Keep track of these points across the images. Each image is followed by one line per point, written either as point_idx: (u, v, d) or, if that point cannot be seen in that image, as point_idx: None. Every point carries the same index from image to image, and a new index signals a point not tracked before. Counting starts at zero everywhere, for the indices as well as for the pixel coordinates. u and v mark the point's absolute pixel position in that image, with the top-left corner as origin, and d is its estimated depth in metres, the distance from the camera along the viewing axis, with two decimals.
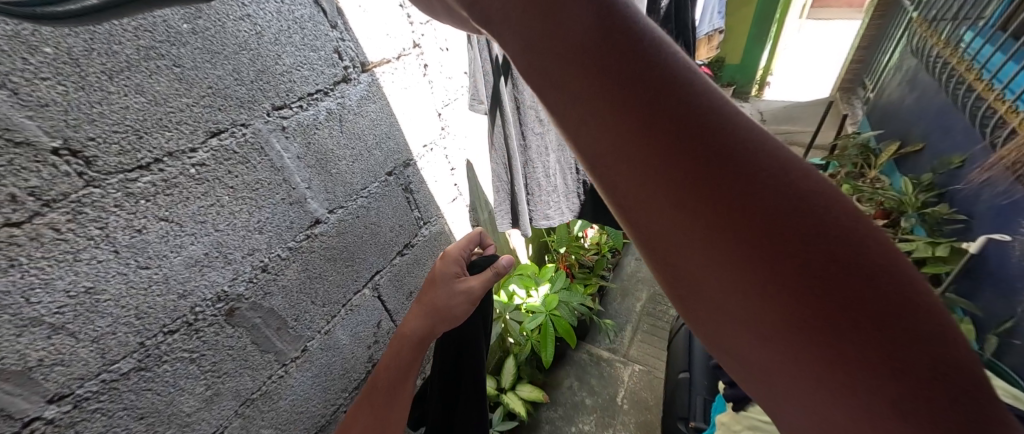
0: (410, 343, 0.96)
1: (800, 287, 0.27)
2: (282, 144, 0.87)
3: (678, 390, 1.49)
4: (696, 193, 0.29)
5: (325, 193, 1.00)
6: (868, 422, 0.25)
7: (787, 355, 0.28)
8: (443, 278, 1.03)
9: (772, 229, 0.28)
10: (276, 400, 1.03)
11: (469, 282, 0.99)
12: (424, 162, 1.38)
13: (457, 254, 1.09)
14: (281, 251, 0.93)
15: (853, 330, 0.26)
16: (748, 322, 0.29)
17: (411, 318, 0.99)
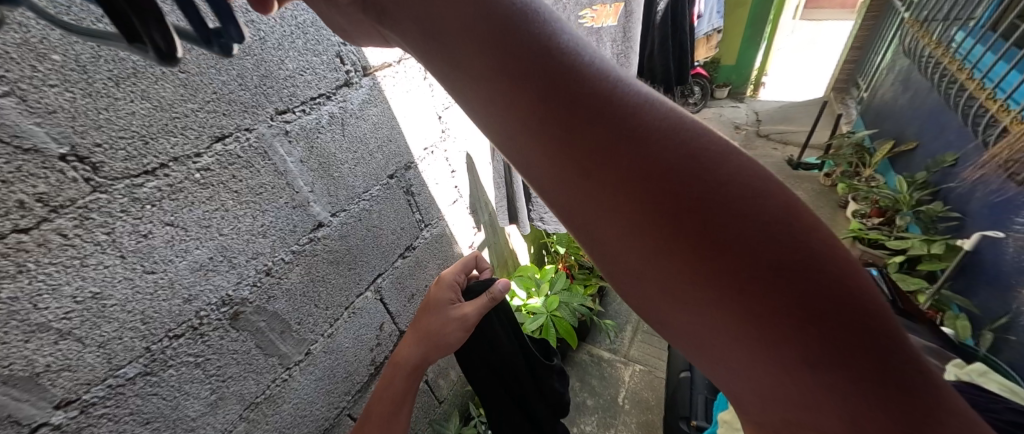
0: (406, 369, 0.99)
1: (701, 252, 0.28)
2: (285, 149, 0.87)
3: (679, 389, 1.50)
4: (604, 170, 0.31)
5: (327, 196, 1.01)
6: (779, 368, 0.28)
7: (702, 318, 0.30)
8: (437, 305, 1.04)
9: (672, 198, 0.29)
10: (280, 403, 1.03)
11: (462, 310, 1.00)
12: (425, 165, 1.39)
13: (451, 278, 1.09)
14: (285, 254, 0.93)
15: (755, 291, 0.27)
16: (666, 290, 0.31)
17: (405, 344, 1.02)
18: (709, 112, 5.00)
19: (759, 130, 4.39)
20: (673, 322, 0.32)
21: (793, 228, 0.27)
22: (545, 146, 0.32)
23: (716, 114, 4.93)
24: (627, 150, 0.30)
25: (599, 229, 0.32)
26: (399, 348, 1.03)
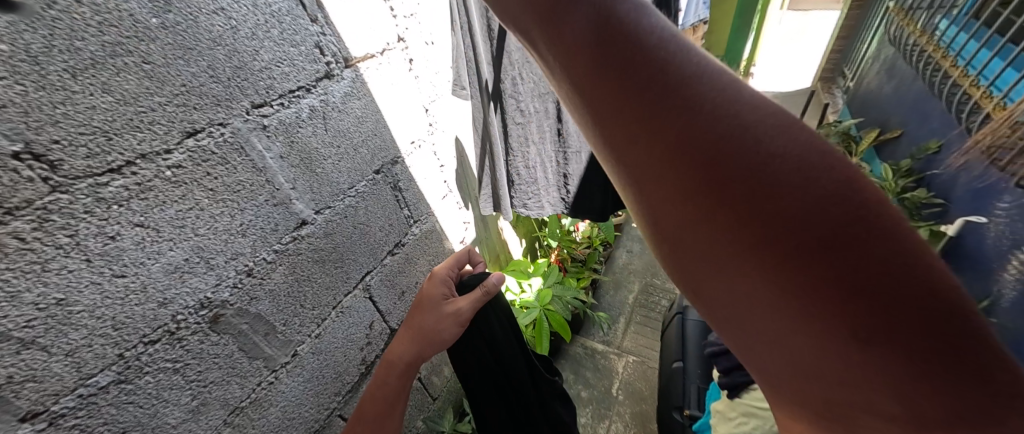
0: (401, 367, 0.97)
1: (721, 197, 0.24)
2: (264, 144, 0.83)
3: (672, 380, 1.50)
4: (624, 111, 0.28)
5: (311, 192, 0.97)
6: (806, 338, 0.23)
7: (718, 274, 0.26)
8: (430, 301, 1.01)
9: (690, 134, 0.25)
10: (266, 407, 1.00)
11: (457, 305, 0.98)
12: (412, 160, 1.35)
13: (444, 274, 1.07)
14: (267, 254, 0.90)
15: (778, 238, 0.23)
16: (683, 243, 0.27)
17: (400, 342, 1.00)
18: None
19: None
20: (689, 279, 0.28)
21: (840, 179, 0.22)
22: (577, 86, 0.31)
23: None
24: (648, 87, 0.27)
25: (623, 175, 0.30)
26: (393, 346, 1.00)
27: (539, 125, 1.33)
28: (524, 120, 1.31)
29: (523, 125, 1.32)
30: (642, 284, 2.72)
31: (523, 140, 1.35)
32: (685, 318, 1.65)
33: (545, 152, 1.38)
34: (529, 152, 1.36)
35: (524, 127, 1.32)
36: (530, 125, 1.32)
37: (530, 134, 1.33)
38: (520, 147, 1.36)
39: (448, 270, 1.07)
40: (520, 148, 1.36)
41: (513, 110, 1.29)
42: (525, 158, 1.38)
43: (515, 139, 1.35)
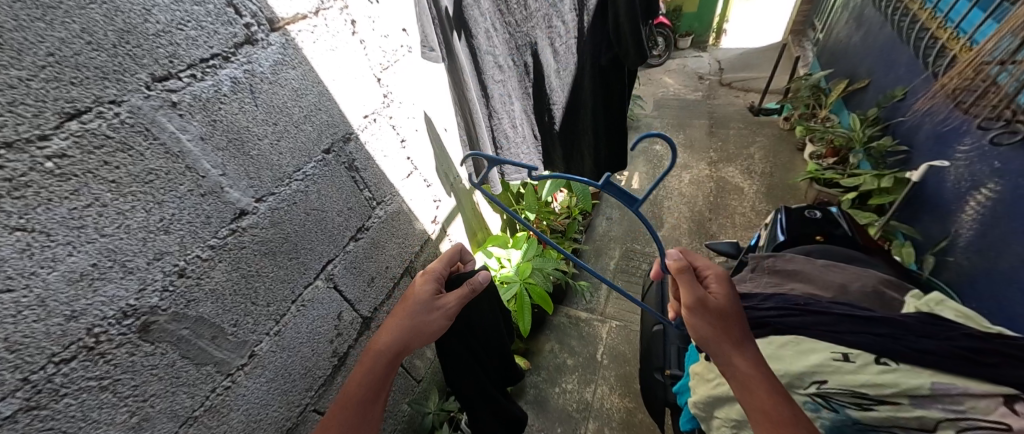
0: (384, 357, 0.88)
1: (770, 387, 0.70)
2: (176, 125, 0.71)
3: (654, 342, 1.50)
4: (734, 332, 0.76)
5: (247, 178, 0.86)
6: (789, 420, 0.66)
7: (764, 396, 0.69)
8: (421, 296, 0.95)
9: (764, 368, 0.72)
10: (226, 413, 0.93)
11: (448, 298, 0.95)
12: (367, 135, 1.23)
13: (437, 270, 1.02)
14: (201, 251, 0.80)
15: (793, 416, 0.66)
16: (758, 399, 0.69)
17: (383, 331, 0.91)
18: (673, 63, 4.90)
19: (722, 79, 4.36)
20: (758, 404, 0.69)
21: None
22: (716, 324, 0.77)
23: (680, 64, 4.83)
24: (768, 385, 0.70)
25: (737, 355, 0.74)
26: (375, 336, 0.90)
27: (520, 82, 1.34)
28: (503, 77, 1.28)
29: (504, 83, 1.29)
30: (623, 250, 2.73)
31: (506, 100, 1.33)
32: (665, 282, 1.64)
33: (530, 109, 1.43)
34: (515, 109, 1.37)
35: (504, 85, 1.29)
36: (509, 82, 1.30)
37: (511, 92, 1.33)
38: (505, 107, 1.34)
39: (440, 266, 1.03)
40: (505, 108, 1.33)
41: (492, 69, 1.24)
42: (510, 117, 1.37)
43: (498, 101, 1.31)
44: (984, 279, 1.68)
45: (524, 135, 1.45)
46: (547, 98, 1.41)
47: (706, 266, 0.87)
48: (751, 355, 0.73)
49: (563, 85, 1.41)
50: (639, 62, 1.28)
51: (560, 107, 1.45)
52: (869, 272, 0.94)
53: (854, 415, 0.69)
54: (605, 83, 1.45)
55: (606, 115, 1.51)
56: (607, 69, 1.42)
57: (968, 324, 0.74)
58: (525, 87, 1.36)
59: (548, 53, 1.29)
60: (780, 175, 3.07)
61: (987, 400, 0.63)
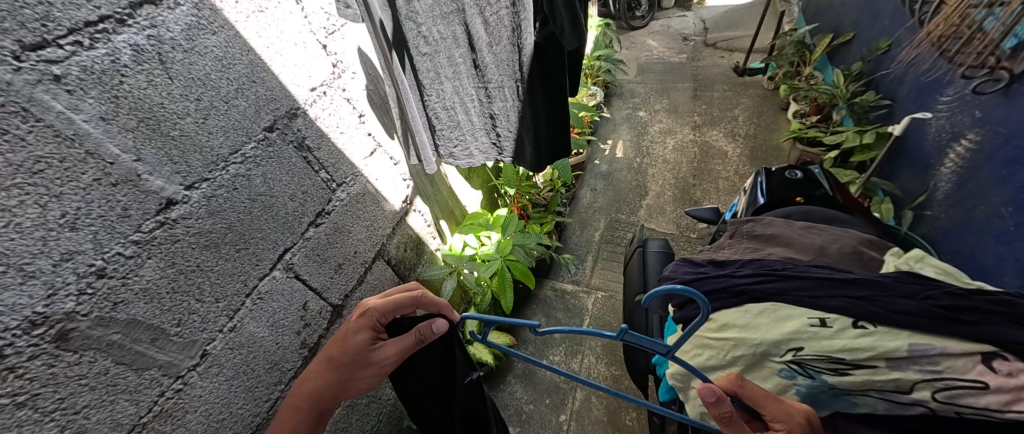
0: (309, 411, 0.84)
1: None
2: (65, 103, 0.64)
3: (636, 312, 1.47)
4: None
5: (170, 163, 0.79)
6: None
7: None
8: (349, 347, 0.84)
9: None
10: (180, 416, 0.86)
11: (379, 352, 0.83)
12: (317, 111, 1.12)
13: (378, 311, 0.85)
14: (123, 247, 0.73)
15: None
16: None
17: (313, 381, 0.85)
18: (657, 25, 4.72)
19: (706, 40, 4.22)
20: None
21: None
22: None
23: (664, 25, 4.65)
24: None
25: None
26: (302, 384, 0.86)
27: (449, 56, 1.19)
28: (431, 49, 1.17)
29: (431, 57, 1.18)
30: (608, 221, 2.69)
31: (434, 76, 1.23)
32: (646, 250, 1.61)
33: (462, 89, 1.27)
34: (444, 89, 1.26)
35: (432, 59, 1.19)
36: (439, 56, 1.18)
37: (441, 68, 1.21)
38: (432, 84, 1.25)
39: (385, 307, 0.85)
40: (432, 84, 1.25)
41: (415, 38, 1.14)
42: (440, 97, 1.29)
43: (426, 75, 1.23)
44: (959, 232, 1.68)
45: (456, 121, 1.35)
46: (480, 75, 1.24)
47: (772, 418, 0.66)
48: None
49: (498, 61, 1.22)
50: (576, 43, 1.09)
51: (498, 86, 1.28)
52: (849, 232, 0.90)
53: (830, 381, 0.66)
54: (542, 62, 1.24)
55: (545, 95, 1.29)
56: (546, 45, 1.22)
57: (947, 281, 0.70)
58: (456, 63, 1.21)
59: (478, 23, 1.13)
60: (763, 136, 3.02)
61: (965, 358, 0.60)
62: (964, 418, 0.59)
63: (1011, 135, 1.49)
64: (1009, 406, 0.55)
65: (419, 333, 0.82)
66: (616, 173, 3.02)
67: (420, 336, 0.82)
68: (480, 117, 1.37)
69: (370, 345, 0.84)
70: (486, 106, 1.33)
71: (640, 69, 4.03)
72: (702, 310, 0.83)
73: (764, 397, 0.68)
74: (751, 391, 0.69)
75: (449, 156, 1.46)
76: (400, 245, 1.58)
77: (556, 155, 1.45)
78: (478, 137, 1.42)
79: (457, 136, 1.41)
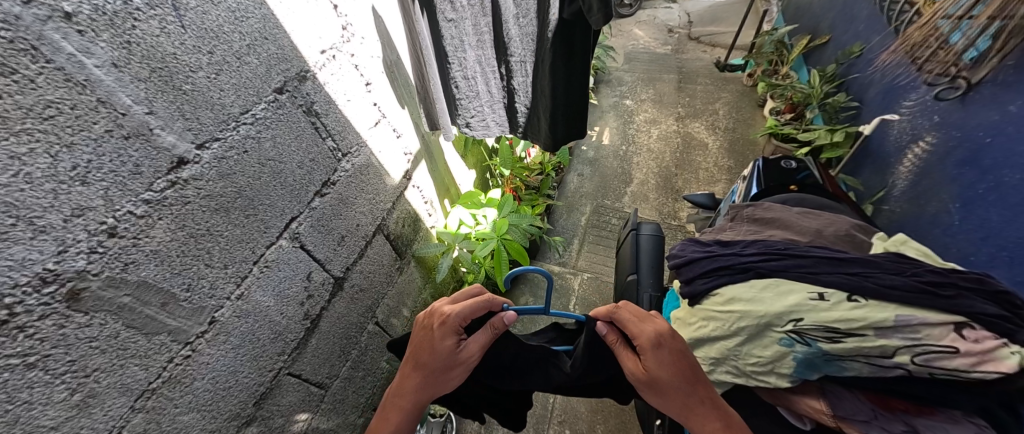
0: (411, 414, 0.78)
1: (689, 383, 0.71)
2: (76, 45, 0.60)
3: (628, 292, 1.55)
4: (671, 351, 0.72)
5: (181, 119, 0.74)
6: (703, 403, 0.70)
7: (684, 383, 0.71)
8: (436, 355, 0.77)
9: (690, 376, 0.71)
10: (188, 383, 0.84)
11: (467, 352, 0.78)
12: (327, 75, 1.08)
13: (459, 316, 0.78)
14: (134, 206, 0.69)
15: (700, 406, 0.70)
16: (695, 398, 0.70)
17: (404, 392, 0.78)
18: (643, 14, 4.74)
19: (690, 33, 4.30)
20: (693, 395, 0.70)
21: None
22: (660, 346, 0.73)
23: (651, 15, 4.69)
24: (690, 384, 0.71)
25: (674, 359, 0.72)
26: (392, 399, 0.79)
27: (475, 23, 1.25)
28: (457, 16, 1.21)
29: (456, 23, 1.23)
30: (594, 206, 2.76)
31: (458, 44, 1.27)
32: (639, 234, 1.66)
33: (485, 59, 1.34)
34: (467, 58, 1.31)
35: (458, 25, 1.23)
36: (464, 23, 1.23)
37: (465, 36, 1.26)
38: (455, 52, 1.29)
39: (465, 311, 0.79)
40: (456, 52, 1.29)
41: (443, 3, 1.18)
42: (462, 66, 1.33)
43: (449, 43, 1.27)
44: (909, 224, 1.84)
45: (476, 91, 1.40)
46: (506, 48, 1.32)
47: (627, 321, 0.77)
48: (685, 373, 0.72)
49: (523, 34, 1.30)
50: (605, 23, 1.11)
51: (521, 60, 1.36)
52: (842, 217, 0.99)
53: (823, 348, 0.72)
54: (568, 42, 1.29)
55: (567, 71, 1.35)
56: (571, 22, 1.24)
57: (928, 261, 0.79)
58: (481, 32, 1.28)
59: None
60: (741, 130, 3.16)
61: (941, 327, 0.67)
62: (935, 378, 0.67)
63: (963, 138, 1.64)
64: (974, 367, 0.62)
65: (494, 328, 0.80)
66: (601, 159, 3.08)
67: (496, 330, 0.81)
68: (499, 90, 1.45)
69: (457, 350, 0.78)
70: (505, 78, 1.41)
71: (627, 57, 4.08)
72: (710, 285, 0.91)
73: (634, 315, 0.78)
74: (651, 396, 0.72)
75: (466, 126, 1.50)
76: (399, 220, 1.56)
77: (570, 133, 1.54)
78: (496, 110, 1.50)
79: (477, 107, 1.46)
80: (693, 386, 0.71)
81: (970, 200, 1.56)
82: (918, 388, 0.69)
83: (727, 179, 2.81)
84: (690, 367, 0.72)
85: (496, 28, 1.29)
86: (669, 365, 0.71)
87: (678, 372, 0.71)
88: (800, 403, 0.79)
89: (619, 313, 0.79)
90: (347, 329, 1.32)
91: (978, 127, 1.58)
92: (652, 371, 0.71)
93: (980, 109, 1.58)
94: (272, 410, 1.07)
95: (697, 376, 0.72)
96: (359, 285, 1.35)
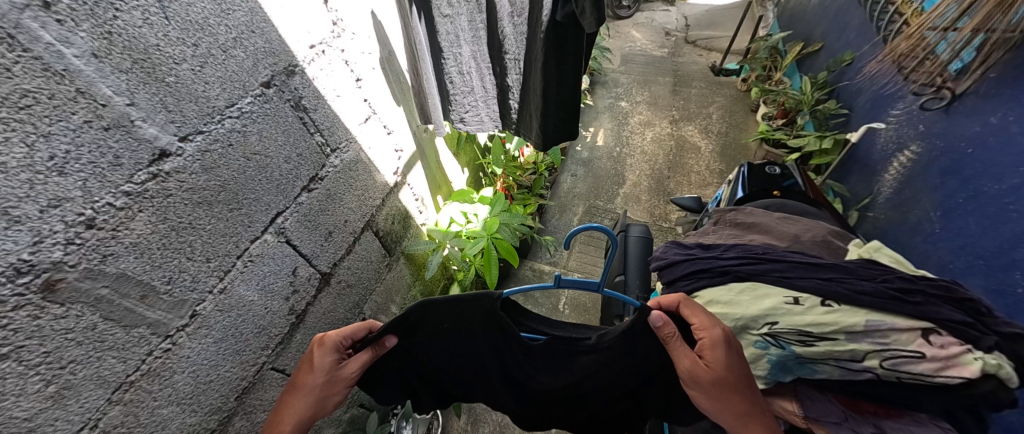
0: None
1: (745, 388, 0.72)
2: (55, 34, 0.59)
3: (614, 292, 1.56)
4: (736, 353, 0.72)
5: (163, 111, 0.74)
6: (758, 409, 0.71)
7: (744, 388, 0.71)
8: (318, 373, 0.73)
9: (747, 381, 0.72)
10: (168, 376, 0.84)
11: (346, 371, 0.74)
12: (316, 70, 1.08)
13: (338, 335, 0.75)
14: (113, 198, 0.69)
15: (755, 411, 0.70)
16: (750, 405, 0.71)
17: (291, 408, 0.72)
18: (642, 17, 4.75)
19: (687, 36, 4.31)
20: (747, 400, 0.71)
21: None
22: (728, 346, 0.72)
23: (648, 18, 4.70)
24: (746, 390, 0.71)
25: (736, 361, 0.72)
26: (280, 416, 0.71)
27: (470, 19, 1.26)
28: (452, 12, 1.23)
29: (451, 19, 1.24)
30: (586, 207, 2.77)
31: (453, 39, 1.28)
32: (628, 235, 1.68)
33: (480, 55, 1.36)
34: (462, 53, 1.32)
35: (452, 21, 1.24)
36: (459, 19, 1.25)
37: (460, 31, 1.27)
38: (451, 47, 1.29)
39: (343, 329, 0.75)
40: (451, 48, 1.29)
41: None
42: (456, 62, 1.34)
43: (444, 38, 1.28)
44: (893, 231, 1.87)
45: (470, 87, 1.41)
46: (500, 46, 1.33)
47: (691, 314, 0.75)
48: (745, 376, 0.72)
49: (517, 33, 1.31)
50: (597, 27, 1.12)
51: (514, 58, 1.37)
52: (821, 223, 1.01)
53: (797, 351, 0.73)
54: (559, 46, 1.31)
55: (558, 71, 1.36)
56: (563, 24, 1.26)
57: (899, 267, 0.81)
58: (476, 27, 1.29)
59: None
60: (734, 134, 3.19)
61: (908, 333, 0.69)
62: (903, 382, 0.68)
63: (946, 148, 1.67)
64: (938, 372, 0.64)
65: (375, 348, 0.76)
66: (595, 160, 3.10)
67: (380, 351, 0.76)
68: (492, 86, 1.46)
69: (337, 367, 0.74)
70: (497, 73, 1.43)
71: (623, 59, 4.09)
72: (691, 287, 0.93)
73: (697, 310, 0.76)
74: (709, 397, 0.70)
75: (460, 121, 1.51)
76: (388, 217, 1.56)
77: (561, 134, 1.54)
78: (490, 106, 1.50)
79: (471, 102, 1.46)
80: (750, 392, 0.71)
81: (950, 208, 1.60)
82: (887, 391, 0.70)
83: (718, 183, 2.84)
84: (746, 370, 0.73)
85: (490, 26, 1.30)
86: (734, 366, 0.70)
87: (738, 374, 0.71)
88: (775, 405, 0.80)
89: (688, 304, 0.76)
90: (333, 325, 1.31)
91: (960, 137, 1.62)
92: (719, 371, 0.69)
93: (962, 119, 1.61)
94: (254, 405, 1.07)
95: (749, 380, 0.73)
96: (346, 281, 1.35)
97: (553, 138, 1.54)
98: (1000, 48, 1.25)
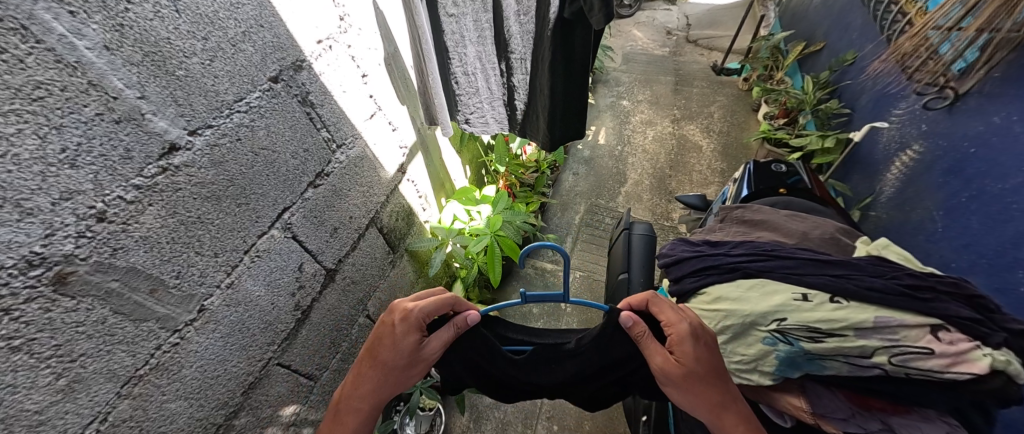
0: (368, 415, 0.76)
1: (718, 380, 0.72)
2: (67, 26, 0.59)
3: (617, 290, 1.56)
4: (705, 345, 0.72)
5: (173, 105, 0.74)
6: (732, 400, 0.71)
7: (716, 380, 0.71)
8: (398, 353, 0.75)
9: (720, 373, 0.72)
10: (176, 370, 0.84)
11: (429, 349, 0.76)
12: (322, 65, 1.08)
13: (422, 312, 0.76)
14: (124, 191, 0.69)
15: (729, 403, 0.71)
16: (724, 396, 0.71)
17: (361, 394, 0.76)
18: (643, 16, 4.75)
19: (689, 35, 4.31)
20: (722, 392, 0.71)
21: None
22: (697, 340, 0.72)
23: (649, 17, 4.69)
24: (719, 382, 0.72)
25: (708, 353, 0.72)
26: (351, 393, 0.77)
27: (475, 19, 1.24)
28: (458, 11, 1.21)
29: (457, 18, 1.22)
30: (588, 205, 2.77)
31: (458, 39, 1.26)
32: (631, 233, 1.68)
33: (485, 55, 1.33)
34: (467, 54, 1.30)
35: (458, 21, 1.22)
36: (465, 19, 1.23)
37: (465, 31, 1.25)
38: (456, 47, 1.28)
39: (431, 306, 0.76)
40: (456, 48, 1.28)
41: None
42: (462, 62, 1.32)
43: (450, 37, 1.25)
44: (895, 230, 1.88)
45: (476, 87, 1.39)
46: (507, 45, 1.33)
47: (660, 311, 0.76)
48: (717, 369, 0.72)
49: (524, 32, 1.31)
50: (605, 24, 1.12)
51: (520, 58, 1.37)
52: (828, 221, 1.01)
53: (805, 347, 0.73)
54: (566, 42, 1.32)
55: (565, 67, 1.36)
56: (570, 21, 1.27)
57: (907, 264, 0.81)
58: (481, 27, 1.26)
59: None
60: (735, 134, 3.19)
61: (917, 329, 0.69)
62: (911, 378, 0.68)
63: (948, 147, 1.68)
64: (948, 368, 0.64)
65: (456, 326, 0.78)
66: (597, 159, 3.10)
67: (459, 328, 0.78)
68: (499, 87, 1.44)
69: (420, 347, 0.76)
70: (504, 74, 1.41)
71: (625, 58, 4.09)
72: (698, 283, 0.93)
73: (667, 306, 0.76)
74: (682, 393, 0.70)
75: (465, 122, 1.50)
76: (392, 214, 1.56)
77: (567, 130, 1.55)
78: (495, 107, 1.48)
79: (476, 103, 1.45)
80: (723, 384, 0.72)
81: (952, 207, 1.60)
82: (895, 387, 0.70)
83: (719, 182, 2.84)
84: (719, 362, 0.73)
85: (496, 25, 1.28)
86: (705, 360, 0.70)
87: (710, 367, 0.71)
88: (781, 401, 0.80)
89: (657, 300, 0.77)
90: (337, 321, 1.31)
91: (962, 136, 1.62)
92: (688, 366, 0.70)
93: (965, 119, 1.61)
94: (260, 400, 1.07)
95: (723, 372, 0.73)
96: (350, 278, 1.35)
97: (560, 135, 1.55)
98: (1004, 48, 1.26)
